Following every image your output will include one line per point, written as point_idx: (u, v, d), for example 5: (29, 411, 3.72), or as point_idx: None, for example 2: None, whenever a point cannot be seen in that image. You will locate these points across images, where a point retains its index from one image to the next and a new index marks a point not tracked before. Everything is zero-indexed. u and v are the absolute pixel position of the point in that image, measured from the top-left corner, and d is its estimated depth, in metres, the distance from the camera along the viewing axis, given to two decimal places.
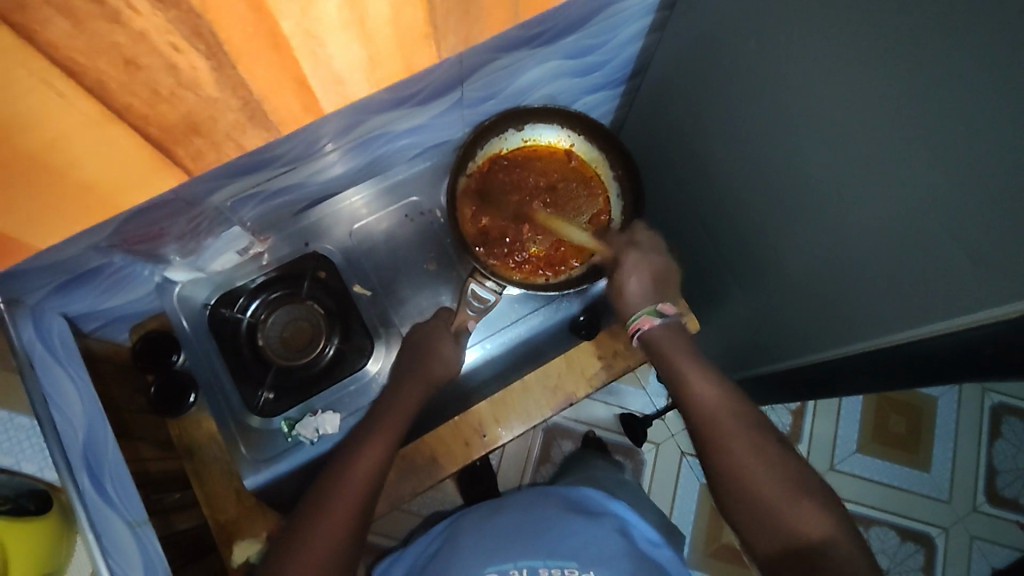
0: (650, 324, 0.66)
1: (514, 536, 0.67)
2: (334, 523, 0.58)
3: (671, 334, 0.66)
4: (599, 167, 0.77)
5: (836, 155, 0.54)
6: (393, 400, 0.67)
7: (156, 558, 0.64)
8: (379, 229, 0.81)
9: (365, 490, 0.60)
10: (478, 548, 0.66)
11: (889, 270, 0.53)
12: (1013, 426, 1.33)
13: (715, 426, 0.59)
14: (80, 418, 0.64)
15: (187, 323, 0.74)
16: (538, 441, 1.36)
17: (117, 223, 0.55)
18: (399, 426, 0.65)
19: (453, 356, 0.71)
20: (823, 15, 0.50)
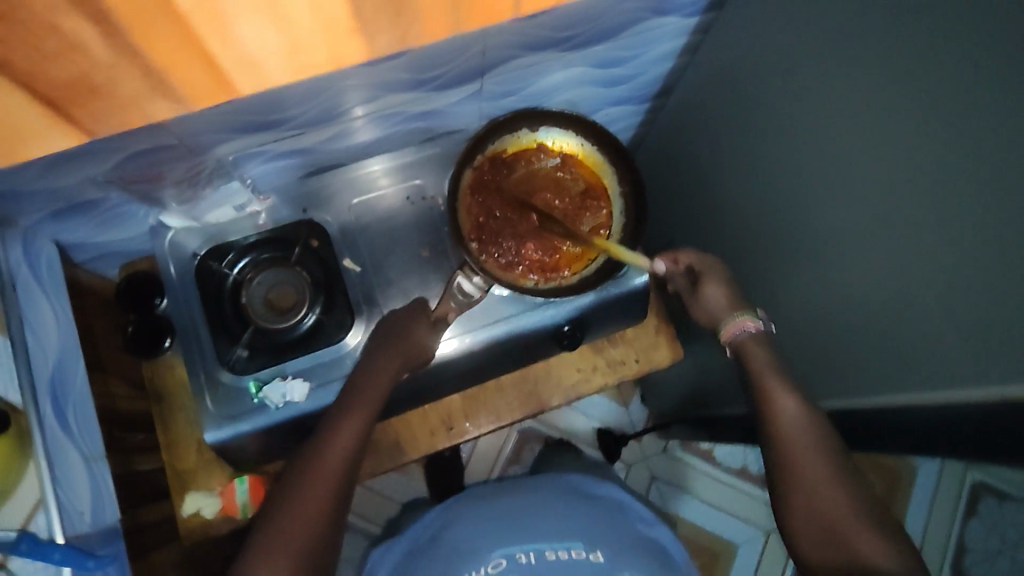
0: (737, 330, 0.64)
1: (509, 522, 0.67)
2: (307, 513, 0.58)
3: (763, 345, 0.63)
4: (607, 179, 0.76)
5: (836, 208, 0.54)
6: (369, 378, 0.67)
7: (103, 493, 0.66)
8: (381, 207, 0.77)
9: (339, 473, 0.62)
10: (479, 534, 0.67)
11: (872, 331, 0.53)
12: (990, 506, 1.31)
13: (791, 443, 0.58)
14: (53, 346, 0.65)
15: (174, 270, 0.73)
16: (511, 442, 1.36)
17: (120, 156, 0.58)
18: (374, 407, 0.66)
19: (431, 343, 0.70)
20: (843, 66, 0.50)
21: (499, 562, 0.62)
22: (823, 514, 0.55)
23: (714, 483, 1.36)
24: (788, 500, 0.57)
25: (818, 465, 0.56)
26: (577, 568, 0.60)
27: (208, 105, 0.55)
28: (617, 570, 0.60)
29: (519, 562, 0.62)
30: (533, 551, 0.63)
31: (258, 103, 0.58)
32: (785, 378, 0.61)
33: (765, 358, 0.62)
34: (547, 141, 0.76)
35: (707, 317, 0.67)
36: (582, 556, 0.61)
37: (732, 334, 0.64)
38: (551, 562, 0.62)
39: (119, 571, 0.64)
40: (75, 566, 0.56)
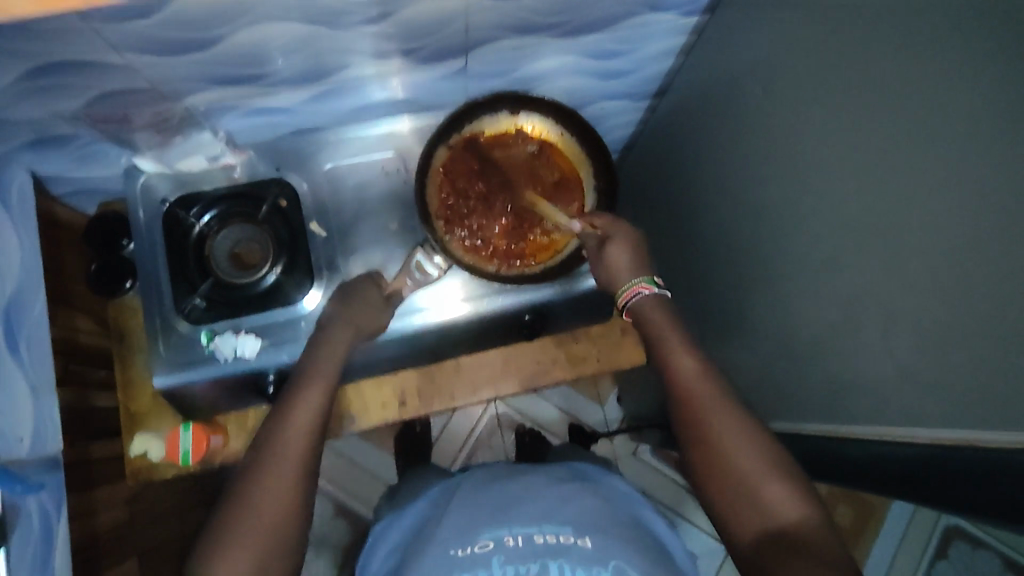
0: (633, 295, 0.64)
1: (503, 506, 0.62)
2: (276, 491, 0.52)
3: (660, 309, 0.63)
4: (583, 172, 0.76)
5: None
6: (322, 346, 0.63)
7: (47, 424, 0.67)
8: (354, 174, 0.77)
9: (309, 440, 0.55)
10: (463, 516, 0.61)
11: None
12: (961, 551, 1.27)
13: (696, 405, 0.56)
14: (14, 275, 0.66)
15: (142, 212, 0.73)
16: (482, 425, 1.36)
17: (94, 94, 0.60)
18: (337, 373, 0.61)
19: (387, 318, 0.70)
20: (847, 80, 0.49)
21: (486, 543, 0.57)
22: (736, 475, 0.52)
23: (682, 492, 1.35)
24: (703, 470, 0.54)
25: (732, 420, 0.54)
26: (563, 552, 0.55)
27: (182, 49, 0.56)
28: (604, 557, 0.55)
29: (507, 545, 0.57)
30: (522, 534, 0.58)
31: (238, 53, 0.59)
32: (682, 332, 0.61)
33: (663, 318, 0.62)
34: (528, 126, 0.75)
35: (611, 281, 0.66)
36: (570, 542, 0.56)
37: (626, 298, 0.64)
38: (540, 546, 0.56)
39: (54, 496, 0.66)
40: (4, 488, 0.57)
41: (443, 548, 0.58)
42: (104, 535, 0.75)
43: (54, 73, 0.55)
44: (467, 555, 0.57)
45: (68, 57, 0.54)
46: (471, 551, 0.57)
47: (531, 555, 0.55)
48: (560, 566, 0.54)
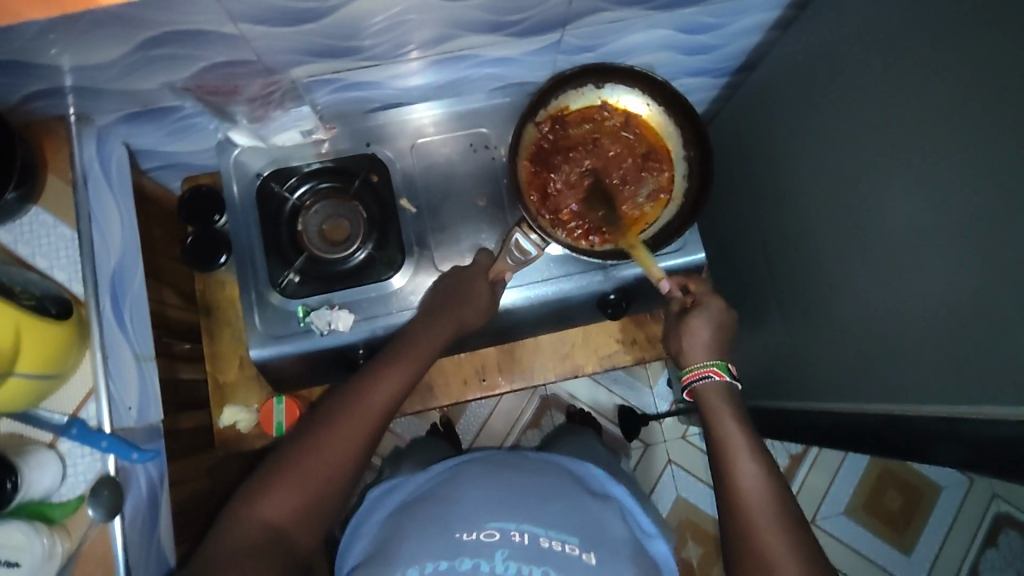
0: (701, 378, 0.67)
1: (508, 497, 0.60)
2: (331, 450, 0.56)
3: (723, 396, 0.65)
4: (671, 143, 0.74)
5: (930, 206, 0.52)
6: (414, 344, 0.66)
7: (149, 394, 0.68)
8: (442, 151, 0.77)
9: (375, 417, 0.59)
10: (477, 498, 0.59)
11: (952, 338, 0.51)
12: (1011, 540, 1.29)
13: (750, 507, 0.56)
14: (116, 246, 0.68)
15: (237, 187, 0.74)
16: (533, 405, 1.37)
17: (207, 64, 0.60)
18: (416, 364, 0.64)
19: (488, 306, 0.70)
20: (963, 56, 0.48)
21: (492, 532, 0.55)
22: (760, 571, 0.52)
23: None
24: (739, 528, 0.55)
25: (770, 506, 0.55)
26: (570, 566, 0.54)
27: (287, 22, 0.56)
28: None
29: (513, 540, 0.55)
30: (528, 531, 0.56)
31: (337, 26, 0.58)
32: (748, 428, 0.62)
33: (728, 409, 0.64)
34: (612, 99, 0.74)
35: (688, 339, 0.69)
36: (574, 554, 0.55)
37: (694, 379, 0.67)
38: (544, 551, 0.55)
39: (158, 465, 0.67)
40: (119, 455, 0.60)
41: (448, 530, 0.56)
42: (198, 503, 0.77)
43: (166, 44, 0.56)
44: (473, 540, 0.55)
45: (179, 30, 0.54)
46: (476, 538, 0.55)
47: (535, 558, 0.54)
48: None
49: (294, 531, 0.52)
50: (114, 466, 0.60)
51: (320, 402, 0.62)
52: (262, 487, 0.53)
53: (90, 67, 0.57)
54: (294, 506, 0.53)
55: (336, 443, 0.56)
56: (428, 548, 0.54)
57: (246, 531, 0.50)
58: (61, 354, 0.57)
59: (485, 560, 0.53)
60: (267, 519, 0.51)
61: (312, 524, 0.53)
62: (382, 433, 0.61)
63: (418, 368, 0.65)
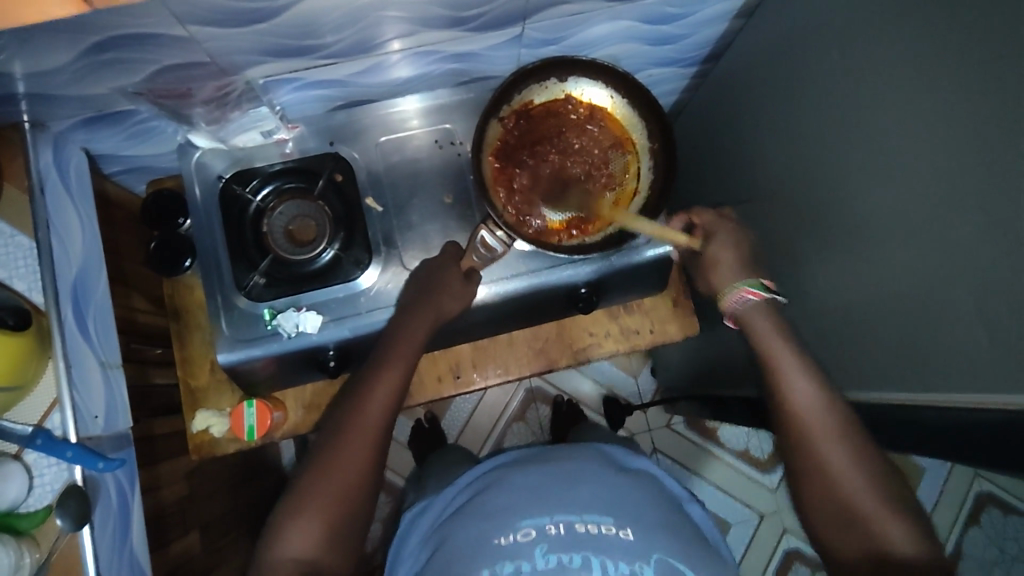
0: (739, 301, 0.66)
1: (539, 492, 0.60)
2: (339, 468, 0.59)
3: (768, 314, 0.65)
4: (636, 135, 0.74)
5: (890, 194, 0.52)
6: (401, 334, 0.66)
7: (117, 401, 0.68)
8: (406, 148, 0.76)
9: (378, 416, 0.62)
10: (510, 499, 0.60)
11: (911, 323, 0.52)
12: (994, 518, 1.32)
13: (813, 435, 0.59)
14: (77, 254, 0.67)
15: (198, 190, 0.73)
16: (517, 398, 1.37)
17: (161, 66, 0.59)
18: (408, 358, 0.65)
19: (463, 296, 0.69)
20: (914, 42, 0.48)
21: (528, 531, 0.55)
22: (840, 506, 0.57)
23: (720, 463, 1.35)
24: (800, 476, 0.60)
25: (831, 418, 0.59)
26: (608, 544, 0.54)
27: (235, 23, 0.55)
28: (646, 551, 0.54)
29: (549, 533, 0.55)
30: (563, 522, 0.56)
31: (291, 25, 0.57)
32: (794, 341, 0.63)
33: (767, 326, 0.64)
34: (576, 92, 0.74)
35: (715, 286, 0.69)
36: (611, 533, 0.55)
37: (733, 305, 0.66)
38: (581, 535, 0.55)
39: (128, 472, 0.67)
40: (85, 464, 0.58)
41: (487, 539, 0.56)
42: (172, 507, 0.77)
43: (116, 47, 0.55)
44: (509, 544, 0.55)
45: (128, 33, 0.53)
46: (514, 541, 0.55)
47: (572, 545, 0.54)
48: (602, 557, 0.53)
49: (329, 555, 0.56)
50: (80, 474, 0.59)
51: (324, 423, 0.64)
52: (286, 523, 0.56)
53: (41, 73, 0.56)
54: (321, 533, 0.56)
55: (348, 463, 0.59)
56: (473, 562, 0.54)
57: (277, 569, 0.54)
58: (21, 365, 0.57)
59: (524, 559, 0.53)
60: (299, 552, 0.55)
61: (340, 540, 0.57)
62: (388, 437, 0.63)
63: (411, 359, 0.66)
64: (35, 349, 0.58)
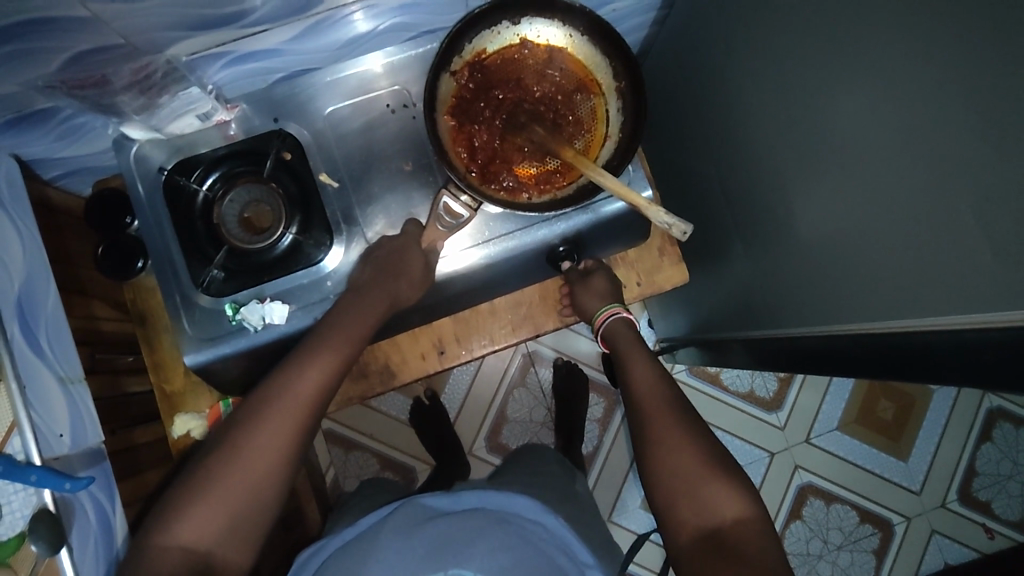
0: (612, 316, 0.73)
1: (436, 546, 0.61)
2: (257, 455, 0.52)
3: (626, 329, 0.73)
4: (602, 76, 0.68)
5: (883, 107, 0.47)
6: (340, 322, 0.62)
7: (85, 417, 0.65)
8: (358, 118, 0.71)
9: (309, 403, 0.56)
10: (404, 555, 0.60)
11: (907, 249, 0.48)
12: (1006, 432, 1.31)
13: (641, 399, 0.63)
14: (18, 268, 0.63)
15: (141, 186, 0.69)
16: (514, 364, 1.34)
17: (72, 54, 0.54)
18: (348, 346, 0.61)
19: (419, 282, 0.68)
20: None
21: None
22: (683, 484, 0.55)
23: (729, 408, 1.32)
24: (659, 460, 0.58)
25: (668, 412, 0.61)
26: None
27: None
28: None
29: None
30: None
31: None
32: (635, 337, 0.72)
33: (624, 338, 0.72)
34: (531, 36, 0.68)
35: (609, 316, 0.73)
36: None
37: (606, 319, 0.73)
38: None
39: (106, 487, 0.64)
40: (52, 487, 0.55)
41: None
42: None
43: (15, 36, 0.50)
44: None
45: (27, 19, 0.48)
46: None
47: None
48: None
49: (224, 547, 0.50)
50: (51, 498, 0.56)
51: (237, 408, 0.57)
52: (181, 503, 0.50)
53: None
54: (223, 518, 0.50)
55: (260, 447, 0.53)
56: None
57: (165, 557, 0.48)
58: None
59: None
60: (190, 541, 0.49)
61: (242, 537, 0.51)
62: (314, 429, 0.57)
63: (351, 348, 0.62)
64: None
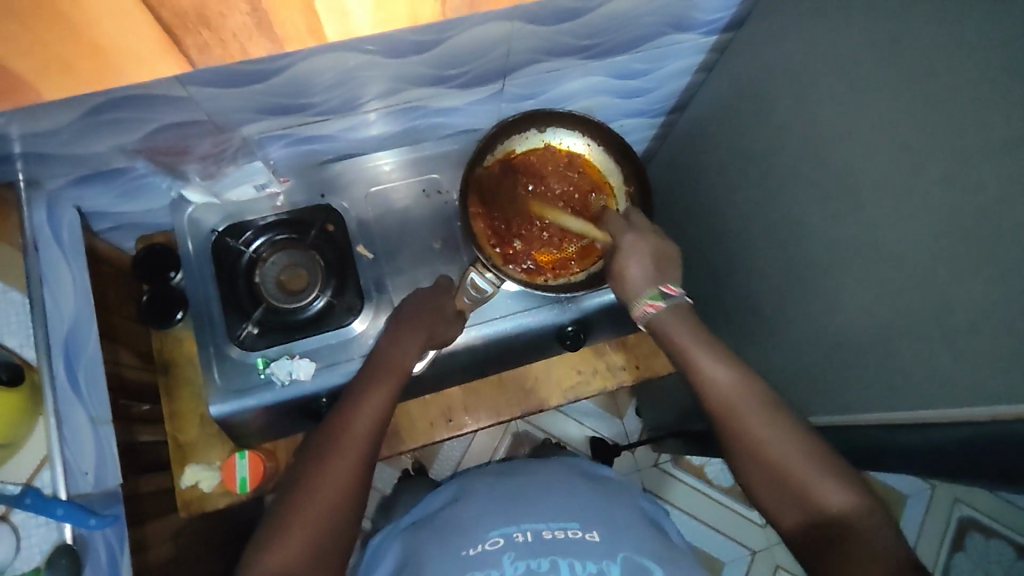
0: (644, 313, 0.66)
1: (508, 502, 0.65)
2: (329, 486, 0.56)
3: (681, 314, 0.65)
4: (614, 181, 0.78)
5: (857, 225, 0.56)
6: (388, 356, 0.66)
7: (107, 458, 0.67)
8: (395, 198, 0.79)
9: (369, 430, 0.60)
10: (480, 512, 0.64)
11: (880, 347, 0.55)
12: (977, 543, 1.34)
13: (722, 402, 0.59)
14: (69, 310, 0.67)
15: (191, 244, 0.75)
16: (504, 444, 1.36)
17: (157, 126, 0.61)
18: (399, 376, 0.65)
19: (454, 327, 0.71)
20: (858, 94, 0.54)
21: (496, 540, 0.60)
22: (786, 485, 0.54)
23: (709, 500, 1.35)
24: (752, 474, 0.56)
25: (751, 400, 0.58)
26: (575, 548, 0.59)
27: (232, 84, 0.58)
28: (612, 551, 0.59)
29: (516, 541, 0.60)
30: (530, 531, 0.61)
31: (286, 85, 0.60)
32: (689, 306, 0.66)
33: (682, 327, 0.64)
34: (554, 142, 0.78)
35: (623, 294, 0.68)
36: (578, 536, 0.60)
37: (642, 318, 0.67)
38: (548, 541, 0.60)
39: (116, 532, 0.65)
40: (75, 522, 0.57)
41: (456, 550, 0.60)
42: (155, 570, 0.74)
43: (116, 108, 0.57)
44: (479, 552, 0.59)
45: (134, 96, 0.56)
46: (482, 549, 0.59)
47: (539, 549, 0.59)
48: (566, 559, 0.57)
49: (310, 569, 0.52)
50: (69, 533, 0.58)
51: (302, 449, 0.61)
52: (267, 537, 0.53)
53: (39, 134, 0.57)
54: (304, 548, 0.53)
55: (336, 475, 0.57)
56: (440, 566, 0.59)
57: None
58: (11, 421, 0.56)
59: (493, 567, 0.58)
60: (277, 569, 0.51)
61: (327, 557, 0.54)
62: (376, 456, 0.61)
63: (401, 378, 0.65)
64: (24, 404, 0.57)
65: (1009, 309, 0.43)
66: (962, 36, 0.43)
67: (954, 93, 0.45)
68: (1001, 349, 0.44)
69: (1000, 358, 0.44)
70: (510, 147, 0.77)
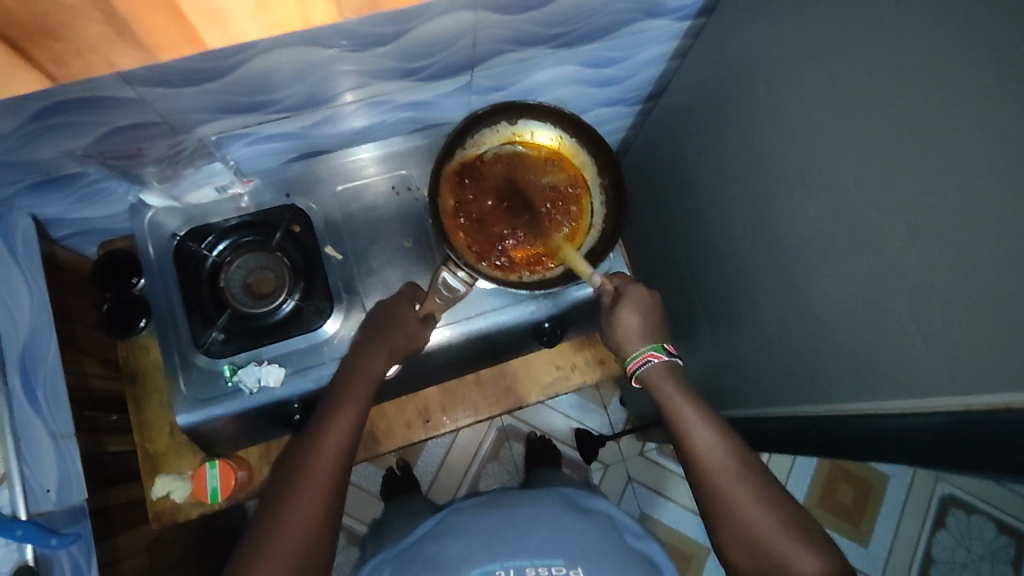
0: (644, 364, 0.66)
1: (491, 535, 0.65)
2: (297, 518, 0.54)
3: (667, 373, 0.66)
4: (587, 172, 0.76)
5: (832, 215, 0.54)
6: (355, 376, 0.64)
7: (70, 473, 0.65)
8: (364, 196, 0.77)
9: (336, 454, 0.58)
10: (463, 546, 0.64)
11: (857, 339, 0.54)
12: (959, 520, 1.35)
13: (705, 467, 0.59)
14: (26, 323, 0.65)
15: (152, 248, 0.73)
16: (489, 438, 1.35)
17: (108, 129, 0.59)
18: (364, 396, 0.63)
19: (422, 334, 0.69)
20: (831, 81, 0.52)
21: None
22: (754, 546, 0.54)
23: None
24: (720, 532, 0.57)
25: (730, 461, 0.58)
26: None
27: (189, 82, 0.55)
28: None
29: None
30: (512, 568, 0.60)
31: (244, 83, 0.58)
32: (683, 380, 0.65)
33: (670, 382, 0.65)
34: (526, 135, 0.76)
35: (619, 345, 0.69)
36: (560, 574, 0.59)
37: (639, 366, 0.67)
38: None
39: (83, 549, 0.64)
40: (36, 543, 0.54)
41: None
42: None
43: (60, 113, 0.54)
44: None
45: (79, 99, 0.53)
46: None
47: None
48: None
49: None
50: (31, 552, 0.55)
51: (270, 480, 0.59)
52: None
53: None
54: None
55: (304, 505, 0.54)
56: None
57: None
58: None
59: None
60: None
61: None
62: (346, 481, 0.59)
63: (368, 397, 0.63)
64: None
65: (984, 302, 0.42)
66: (936, 20, 0.42)
67: (927, 80, 0.43)
68: (975, 343, 0.43)
69: (974, 351, 0.43)
70: (480, 141, 0.75)
